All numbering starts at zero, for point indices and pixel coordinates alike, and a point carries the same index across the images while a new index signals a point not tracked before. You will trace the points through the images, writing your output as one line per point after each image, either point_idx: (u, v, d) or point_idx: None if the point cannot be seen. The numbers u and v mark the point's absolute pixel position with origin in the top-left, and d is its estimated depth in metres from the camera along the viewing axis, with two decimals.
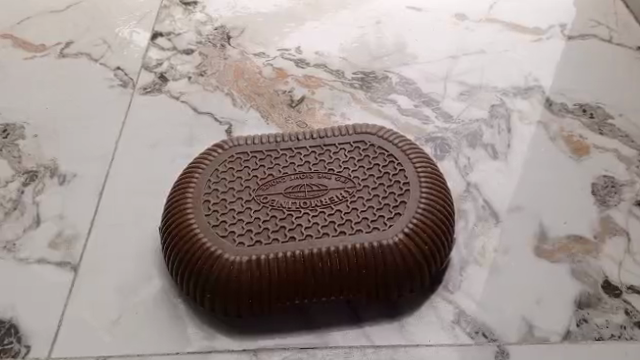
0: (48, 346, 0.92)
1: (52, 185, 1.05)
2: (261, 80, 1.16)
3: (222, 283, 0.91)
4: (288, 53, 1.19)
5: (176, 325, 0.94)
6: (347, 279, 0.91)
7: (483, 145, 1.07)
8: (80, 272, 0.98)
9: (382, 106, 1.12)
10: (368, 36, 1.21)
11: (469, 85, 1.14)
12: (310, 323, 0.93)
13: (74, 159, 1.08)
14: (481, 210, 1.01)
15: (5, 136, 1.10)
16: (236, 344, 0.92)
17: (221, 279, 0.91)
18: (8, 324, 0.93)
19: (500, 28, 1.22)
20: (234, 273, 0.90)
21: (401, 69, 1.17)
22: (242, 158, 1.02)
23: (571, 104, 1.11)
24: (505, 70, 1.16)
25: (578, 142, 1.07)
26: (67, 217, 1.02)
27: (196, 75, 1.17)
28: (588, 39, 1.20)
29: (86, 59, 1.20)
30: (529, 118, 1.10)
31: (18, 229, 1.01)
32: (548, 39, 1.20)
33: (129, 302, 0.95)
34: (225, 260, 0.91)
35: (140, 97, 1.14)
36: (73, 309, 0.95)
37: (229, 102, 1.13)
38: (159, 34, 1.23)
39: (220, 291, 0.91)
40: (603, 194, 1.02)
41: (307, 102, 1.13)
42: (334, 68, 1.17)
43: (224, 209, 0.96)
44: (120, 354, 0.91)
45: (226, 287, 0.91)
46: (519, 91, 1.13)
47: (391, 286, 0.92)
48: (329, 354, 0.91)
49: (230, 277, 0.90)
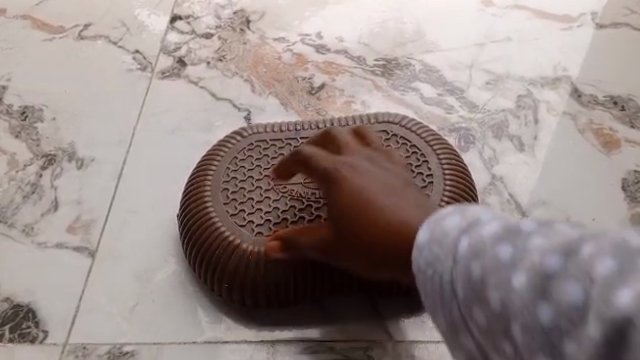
0: (66, 331, 0.91)
1: (71, 170, 1.04)
2: (280, 66, 1.13)
3: (240, 272, 0.89)
4: (309, 38, 1.16)
5: (193, 315, 0.92)
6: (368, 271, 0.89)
7: (509, 137, 1.04)
8: (97, 259, 0.96)
9: (405, 95, 1.09)
10: (390, 22, 1.18)
11: (495, 74, 1.11)
12: (328, 315, 0.91)
13: (93, 143, 1.07)
14: (506, 204, 0.97)
15: (24, 118, 1.09)
16: (252, 334, 0.90)
17: (240, 267, 0.89)
18: (26, 308, 0.93)
19: (529, 15, 1.18)
20: (252, 261, 0.89)
21: (425, 56, 1.13)
22: (261, 146, 0.99)
23: (601, 95, 1.07)
24: (533, 59, 1.12)
25: (608, 136, 1.03)
26: (85, 203, 1.01)
27: (215, 60, 1.15)
28: (620, 27, 1.15)
29: (105, 41, 1.18)
30: (557, 109, 1.06)
31: (36, 213, 1.00)
32: (579, 27, 1.15)
33: (147, 290, 0.94)
34: (243, 249, 0.90)
35: (159, 81, 1.12)
36: (90, 295, 0.94)
37: (247, 89, 1.11)
38: (178, 17, 1.21)
39: (237, 280, 0.90)
40: (633, 190, 0.97)
41: (327, 89, 1.10)
42: (355, 55, 1.14)
43: (243, 198, 0.94)
44: (138, 341, 0.90)
45: (244, 275, 0.89)
46: (547, 81, 1.09)
47: None
48: (348, 348, 0.89)
49: (249, 266, 0.89)
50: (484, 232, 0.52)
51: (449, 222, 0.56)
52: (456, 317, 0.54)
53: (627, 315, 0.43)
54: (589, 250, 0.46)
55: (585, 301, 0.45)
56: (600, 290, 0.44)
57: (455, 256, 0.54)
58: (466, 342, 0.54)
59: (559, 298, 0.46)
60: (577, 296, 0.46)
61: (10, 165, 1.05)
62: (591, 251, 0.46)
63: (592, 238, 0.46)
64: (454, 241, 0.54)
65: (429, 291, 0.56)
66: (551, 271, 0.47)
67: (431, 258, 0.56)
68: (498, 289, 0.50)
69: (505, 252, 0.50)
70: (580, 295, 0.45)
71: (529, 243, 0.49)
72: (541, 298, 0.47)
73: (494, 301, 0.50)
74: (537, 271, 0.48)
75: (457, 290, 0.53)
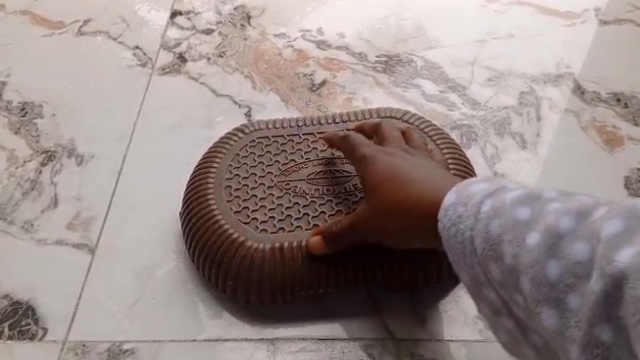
0: (65, 329, 0.90)
1: (70, 166, 1.04)
2: (281, 62, 1.13)
3: (245, 270, 0.89)
4: (310, 34, 1.15)
5: (193, 312, 0.92)
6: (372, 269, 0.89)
7: (511, 134, 1.03)
8: (97, 255, 0.96)
9: (406, 91, 1.08)
10: (392, 19, 1.17)
11: (498, 71, 1.10)
12: (329, 313, 0.91)
13: (93, 140, 1.06)
14: None
15: (24, 114, 1.09)
16: (253, 332, 0.90)
17: (245, 265, 0.89)
18: (26, 305, 0.92)
19: (531, 11, 1.17)
20: (257, 259, 0.89)
21: (426, 52, 1.13)
22: (263, 143, 0.99)
23: (604, 92, 1.06)
24: (535, 56, 1.12)
25: (611, 133, 1.02)
26: (85, 200, 1.00)
27: (216, 56, 1.14)
28: (623, 24, 1.14)
29: (105, 37, 1.17)
30: (559, 107, 1.05)
31: (36, 210, 1.00)
32: (582, 24, 1.15)
33: (147, 287, 0.94)
34: (248, 247, 0.89)
35: (159, 77, 1.12)
36: (90, 292, 0.93)
37: (248, 85, 1.10)
38: (178, 13, 1.20)
39: (242, 278, 0.89)
40: (636, 188, 0.97)
41: (328, 86, 1.09)
42: (356, 51, 1.13)
43: (246, 195, 0.94)
44: (138, 339, 0.90)
45: (249, 273, 0.89)
46: (550, 78, 1.09)
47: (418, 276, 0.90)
48: (348, 346, 0.88)
49: (254, 264, 0.89)
50: (507, 198, 0.65)
51: (476, 188, 0.68)
52: (476, 271, 0.67)
53: (625, 268, 0.55)
54: (600, 215, 0.59)
55: (589, 257, 0.59)
56: (605, 249, 0.57)
57: (479, 217, 0.66)
58: (486, 294, 0.68)
59: (565, 253, 0.60)
60: (582, 252, 0.59)
61: (9, 161, 1.04)
62: (602, 215, 0.59)
63: (597, 206, 0.60)
64: (479, 204, 0.67)
65: (452, 248, 0.68)
66: (563, 231, 0.60)
67: (456, 217, 0.68)
68: (512, 244, 0.63)
69: (523, 213, 0.64)
70: (586, 252, 0.59)
71: (545, 208, 0.63)
72: (551, 253, 0.61)
73: (507, 255, 0.63)
74: (551, 231, 0.61)
75: (476, 247, 0.66)
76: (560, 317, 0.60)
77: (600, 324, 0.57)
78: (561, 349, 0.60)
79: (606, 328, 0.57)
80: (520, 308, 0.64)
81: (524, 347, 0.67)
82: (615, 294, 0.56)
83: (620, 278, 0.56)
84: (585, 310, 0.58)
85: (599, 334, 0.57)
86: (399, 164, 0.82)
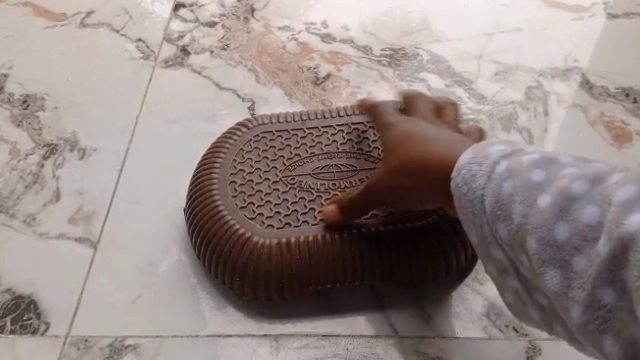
0: (67, 323, 0.90)
1: (72, 160, 1.03)
2: (285, 56, 1.11)
3: (252, 266, 0.88)
4: (315, 27, 1.14)
5: (196, 308, 0.91)
6: (379, 263, 0.89)
7: (518, 129, 1.02)
8: (99, 250, 0.95)
9: (412, 85, 1.07)
10: (397, 12, 1.16)
11: (504, 65, 1.09)
12: (334, 309, 0.90)
13: (96, 133, 1.05)
14: None
15: (26, 107, 1.08)
16: (256, 328, 0.89)
17: (252, 261, 0.88)
18: (28, 299, 0.92)
19: (539, 5, 1.15)
20: (264, 256, 0.88)
21: (432, 46, 1.11)
22: (267, 137, 0.98)
23: (612, 87, 1.05)
24: (543, 49, 1.10)
25: (619, 129, 1.01)
26: (87, 194, 1.00)
27: (219, 49, 1.13)
28: (632, 18, 1.13)
29: (107, 29, 1.16)
30: (567, 101, 1.04)
31: (38, 203, 0.99)
32: (590, 17, 1.13)
33: (149, 282, 0.93)
34: (255, 243, 0.88)
35: (162, 70, 1.11)
36: (92, 287, 0.93)
37: (252, 78, 1.09)
38: (182, 5, 1.19)
39: (249, 274, 0.88)
40: None
41: (333, 79, 1.08)
42: (361, 44, 1.12)
43: (251, 191, 0.93)
44: (140, 334, 0.89)
45: (256, 269, 0.88)
46: (557, 73, 1.07)
47: (425, 270, 0.89)
48: (352, 343, 0.87)
49: (261, 259, 0.88)
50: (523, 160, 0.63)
51: (493, 149, 0.67)
52: (485, 231, 0.66)
53: (633, 233, 0.54)
54: (614, 180, 0.57)
55: (600, 219, 0.57)
56: (616, 213, 0.56)
57: (492, 177, 0.65)
58: (494, 254, 0.67)
59: (575, 215, 0.58)
60: (593, 215, 0.57)
61: (11, 155, 1.03)
62: (615, 181, 0.57)
63: (612, 172, 0.58)
64: (494, 164, 0.65)
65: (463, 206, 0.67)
66: (576, 195, 0.59)
67: (470, 177, 0.67)
68: (523, 204, 0.62)
69: (538, 175, 0.62)
70: (596, 214, 0.57)
71: (560, 171, 0.61)
72: (561, 215, 0.59)
73: (515, 213, 0.62)
74: (563, 193, 0.59)
75: (486, 206, 0.65)
76: (564, 277, 0.59)
77: (602, 287, 0.56)
78: (562, 309, 0.60)
79: (609, 291, 0.56)
80: (525, 268, 0.63)
81: (531, 308, 0.66)
82: (621, 258, 0.55)
83: (628, 241, 0.54)
84: (591, 272, 0.57)
85: (601, 296, 0.56)
86: (412, 131, 0.81)
